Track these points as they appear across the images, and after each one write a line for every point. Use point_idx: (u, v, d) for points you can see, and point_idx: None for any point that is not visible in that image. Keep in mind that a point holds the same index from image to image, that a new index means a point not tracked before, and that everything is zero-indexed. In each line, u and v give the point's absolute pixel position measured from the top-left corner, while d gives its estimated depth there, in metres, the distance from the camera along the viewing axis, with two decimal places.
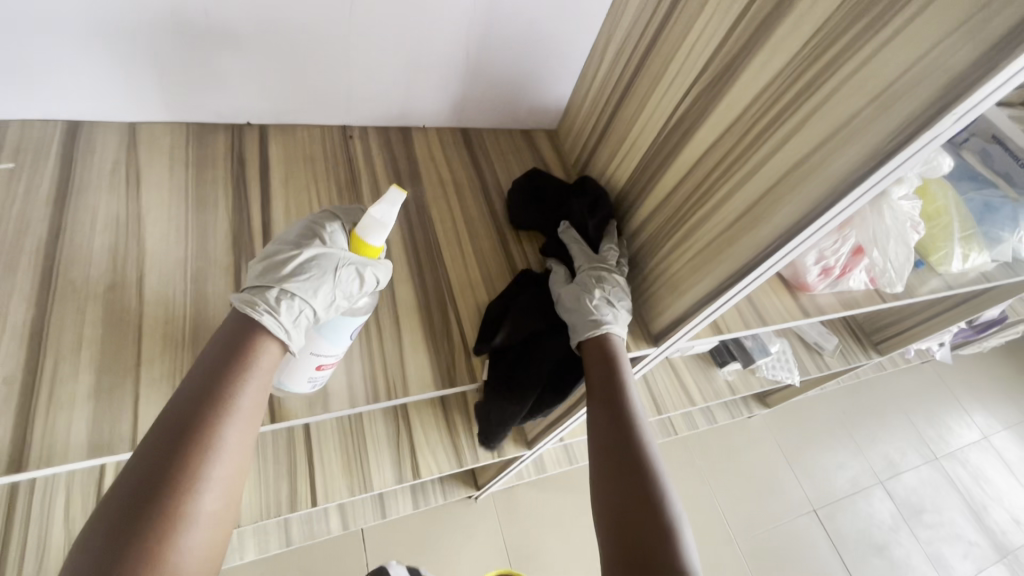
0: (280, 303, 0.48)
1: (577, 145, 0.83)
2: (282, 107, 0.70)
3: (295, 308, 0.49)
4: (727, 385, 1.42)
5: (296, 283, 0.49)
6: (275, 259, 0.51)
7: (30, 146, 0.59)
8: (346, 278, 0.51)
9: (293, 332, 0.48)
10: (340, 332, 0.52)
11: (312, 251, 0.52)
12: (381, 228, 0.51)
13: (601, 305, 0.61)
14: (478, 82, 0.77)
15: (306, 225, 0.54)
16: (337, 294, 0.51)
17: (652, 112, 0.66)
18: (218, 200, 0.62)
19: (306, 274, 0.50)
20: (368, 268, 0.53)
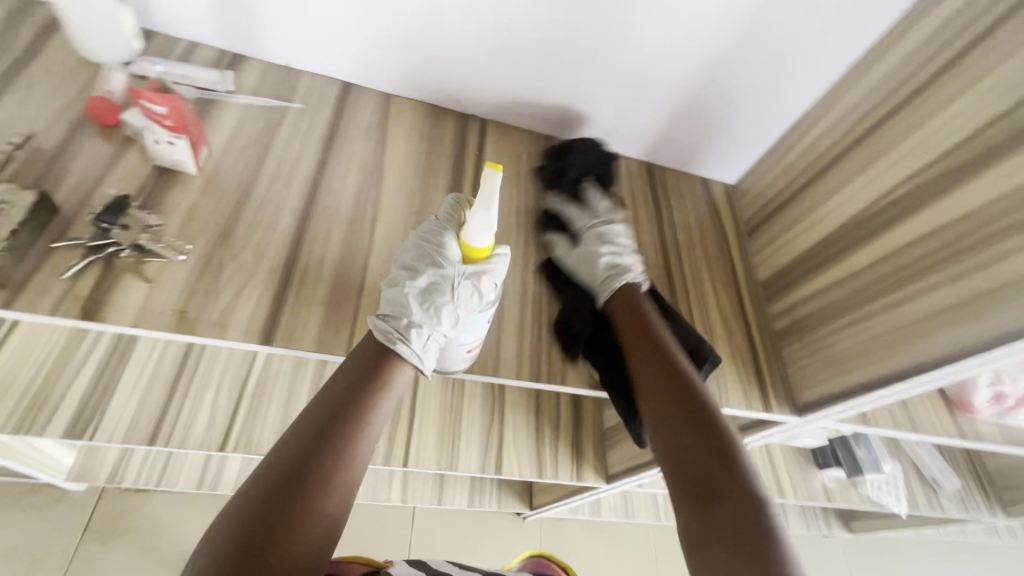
0: (410, 333, 0.51)
1: (755, 207, 0.85)
2: (508, 109, 0.79)
3: (423, 334, 0.52)
4: (823, 491, 1.32)
5: (417, 312, 0.52)
6: (396, 290, 0.54)
7: (316, 94, 0.72)
8: (466, 296, 0.53)
9: (425, 355, 0.52)
10: (476, 333, 0.56)
11: (428, 274, 0.53)
12: (486, 225, 0.52)
13: None
14: (681, 127, 0.82)
15: (420, 242, 0.56)
16: (459, 310, 0.53)
17: (857, 191, 0.67)
18: (441, 173, 0.72)
19: (428, 297, 0.53)
20: (482, 280, 0.54)
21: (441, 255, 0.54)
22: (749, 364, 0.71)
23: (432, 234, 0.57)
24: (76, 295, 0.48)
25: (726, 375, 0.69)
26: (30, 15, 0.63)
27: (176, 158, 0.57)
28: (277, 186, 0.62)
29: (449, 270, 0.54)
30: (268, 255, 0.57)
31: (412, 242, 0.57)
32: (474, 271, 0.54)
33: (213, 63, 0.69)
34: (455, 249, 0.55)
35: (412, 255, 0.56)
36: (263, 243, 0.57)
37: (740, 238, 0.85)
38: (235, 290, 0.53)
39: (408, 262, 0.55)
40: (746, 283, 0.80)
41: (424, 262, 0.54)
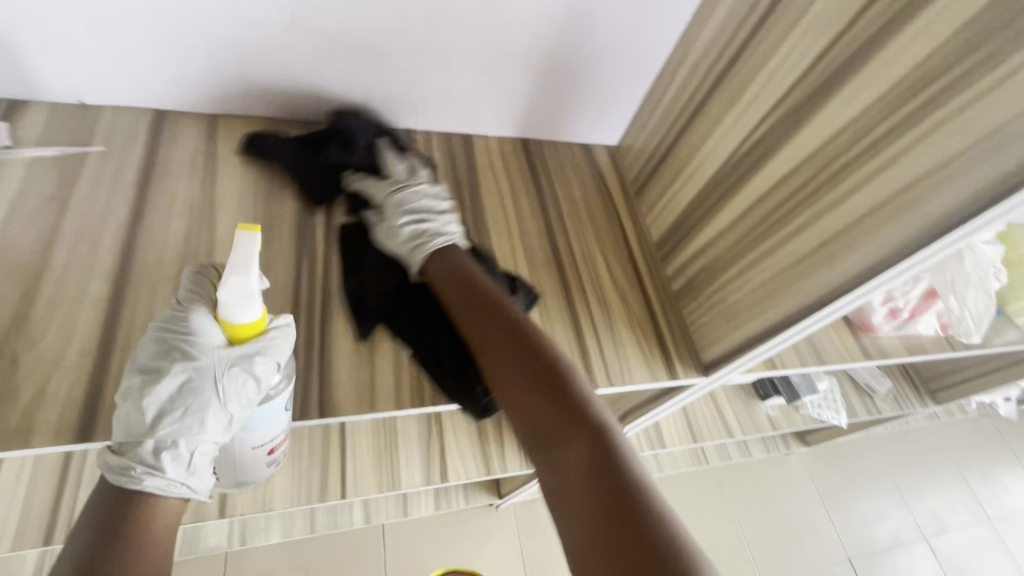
0: (160, 461, 0.43)
1: (638, 165, 0.82)
2: (352, 109, 0.71)
3: (178, 456, 0.44)
4: (768, 420, 1.36)
5: (168, 428, 0.44)
6: (135, 404, 0.44)
7: (119, 132, 0.62)
8: (230, 393, 0.45)
9: (192, 478, 0.45)
10: (265, 426, 0.50)
11: (177, 375, 0.44)
12: (248, 297, 0.43)
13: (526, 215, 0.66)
14: (546, 96, 0.77)
15: (163, 329, 0.46)
16: (229, 407, 0.46)
17: (722, 137, 0.64)
18: (286, 193, 0.64)
19: (179, 407, 0.44)
20: (254, 367, 0.46)
21: (191, 347, 0.45)
22: (650, 333, 0.69)
23: (177, 316, 0.47)
24: None
25: (627, 350, 0.66)
26: None
27: None
28: (79, 251, 0.53)
29: (201, 364, 0.45)
30: (75, 335, 0.49)
31: (155, 327, 0.47)
32: (240, 354, 0.46)
33: None
34: (211, 334, 0.46)
35: (153, 348, 0.46)
36: (68, 322, 0.49)
37: (629, 200, 0.81)
38: (37, 386, 0.46)
39: (150, 361, 0.45)
40: (639, 247, 0.77)
41: (169, 357, 0.45)
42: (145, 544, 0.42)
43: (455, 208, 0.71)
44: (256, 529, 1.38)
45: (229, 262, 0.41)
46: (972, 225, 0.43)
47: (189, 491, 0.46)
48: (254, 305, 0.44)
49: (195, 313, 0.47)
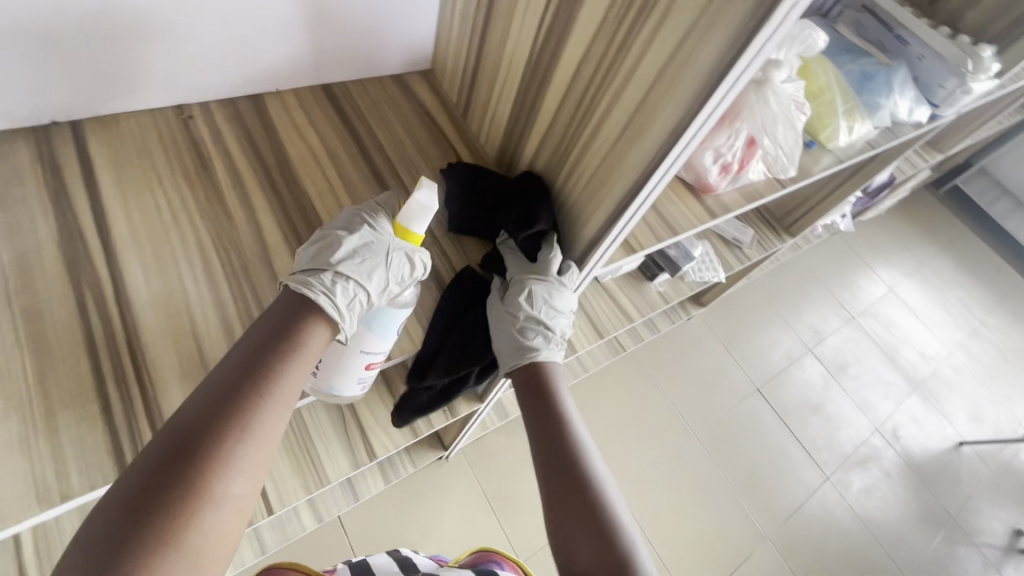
0: (333, 286, 0.50)
1: (456, 83, 0.76)
2: (87, 98, 0.58)
3: (346, 294, 0.51)
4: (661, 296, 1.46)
5: (343, 272, 0.51)
6: (325, 245, 0.53)
7: None
8: (391, 267, 0.54)
9: (347, 316, 0.51)
10: (384, 328, 0.57)
11: (365, 239, 0.54)
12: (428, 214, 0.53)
13: (528, 330, 0.64)
14: (329, 30, 0.67)
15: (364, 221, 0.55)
16: (387, 278, 0.54)
17: (518, 34, 0.60)
18: (35, 221, 0.52)
19: (354, 262, 0.52)
20: (411, 261, 0.56)
21: (372, 230, 0.55)
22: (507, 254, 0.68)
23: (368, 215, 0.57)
24: None
25: None
26: None
27: None
28: None
29: (376, 242, 0.55)
30: None
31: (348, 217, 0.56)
32: (404, 247, 0.55)
33: None
34: (388, 230, 0.56)
35: (345, 222, 0.56)
36: None
37: (458, 124, 0.77)
38: None
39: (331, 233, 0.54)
40: None
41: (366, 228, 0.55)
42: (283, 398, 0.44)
43: (264, 182, 0.62)
44: None
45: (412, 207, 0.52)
46: (743, 63, 0.43)
47: (339, 316, 0.50)
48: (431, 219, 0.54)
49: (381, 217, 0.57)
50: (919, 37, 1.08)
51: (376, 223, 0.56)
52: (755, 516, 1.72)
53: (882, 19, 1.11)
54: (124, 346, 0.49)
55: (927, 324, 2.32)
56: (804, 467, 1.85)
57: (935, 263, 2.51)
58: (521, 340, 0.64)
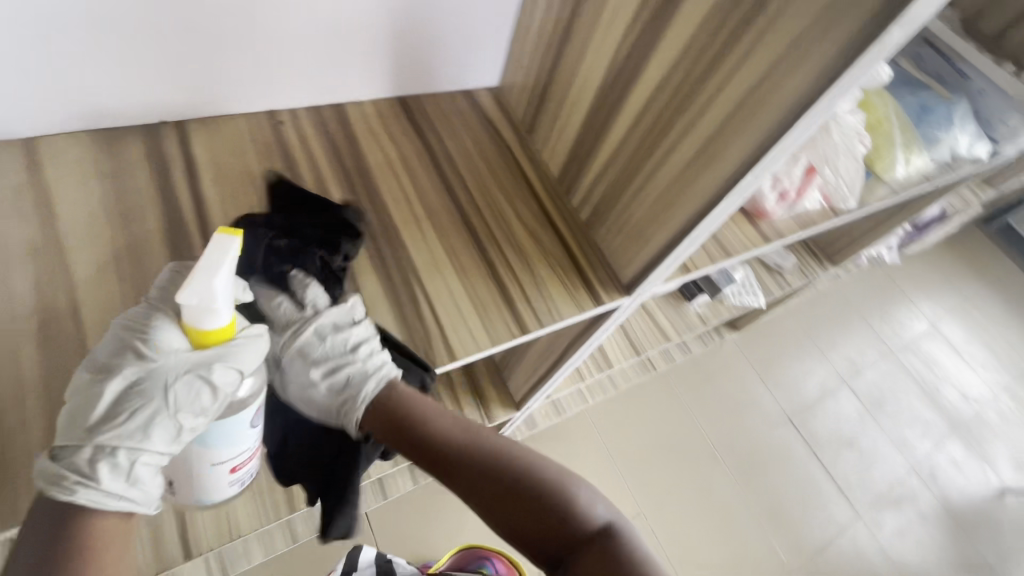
0: (97, 468, 0.39)
1: (523, 100, 0.79)
2: (195, 101, 0.63)
3: (134, 460, 0.41)
4: (699, 318, 1.45)
5: (114, 433, 0.40)
6: (83, 399, 0.41)
7: None
8: (184, 403, 0.41)
9: (129, 490, 0.41)
10: (229, 445, 0.46)
11: (126, 381, 0.41)
12: (204, 316, 0.39)
13: (330, 372, 0.52)
14: (412, 45, 0.71)
15: (144, 335, 0.42)
16: (182, 416, 0.42)
17: (594, 58, 0.63)
18: (146, 211, 0.57)
19: (134, 411, 0.40)
20: (216, 368, 0.42)
21: (150, 353, 0.41)
22: (567, 266, 0.69)
23: (160, 310, 0.43)
24: None
25: (550, 288, 0.67)
26: None
27: None
28: None
29: (154, 364, 0.41)
30: None
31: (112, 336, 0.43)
32: (201, 358, 0.42)
33: None
34: (178, 337, 0.42)
35: (106, 355, 0.42)
36: None
37: (523, 140, 0.80)
38: None
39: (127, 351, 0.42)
40: (542, 185, 0.76)
41: (124, 354, 0.42)
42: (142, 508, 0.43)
43: (344, 186, 0.66)
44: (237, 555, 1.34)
45: (201, 264, 0.37)
46: (824, 101, 0.45)
47: (130, 507, 0.41)
48: (214, 314, 0.40)
49: (157, 319, 0.43)
50: (981, 73, 1.07)
51: (151, 338, 0.42)
52: (782, 549, 1.68)
53: (945, 55, 1.10)
54: None
55: (970, 364, 2.24)
56: (836, 502, 1.80)
57: (982, 302, 2.43)
58: (341, 382, 0.52)
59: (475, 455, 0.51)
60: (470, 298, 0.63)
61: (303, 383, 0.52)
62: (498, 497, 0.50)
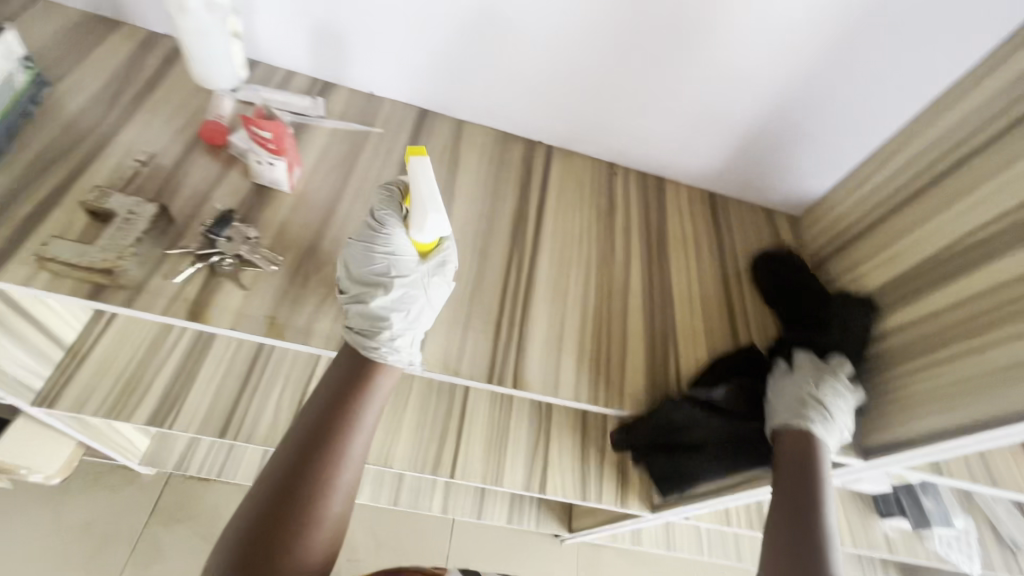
0: (394, 342, 0.55)
1: (823, 238, 0.83)
2: (572, 137, 0.81)
3: (413, 336, 0.57)
4: (886, 541, 1.24)
5: (398, 322, 0.56)
6: (364, 311, 0.56)
7: (395, 119, 0.77)
8: (437, 294, 0.58)
9: (416, 352, 0.57)
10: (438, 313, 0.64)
11: (394, 289, 0.56)
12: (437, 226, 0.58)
13: (813, 404, 0.58)
14: (749, 156, 0.82)
15: (386, 253, 0.57)
16: (434, 301, 0.58)
17: (935, 229, 0.65)
18: (508, 194, 0.75)
19: (407, 307, 0.56)
20: (448, 264, 0.60)
21: (397, 264, 0.57)
22: None
23: (376, 227, 0.58)
24: (185, 297, 0.54)
25: None
26: (153, 45, 0.71)
27: (274, 178, 0.62)
28: (359, 204, 0.67)
29: (404, 270, 0.57)
30: None
31: (357, 258, 0.57)
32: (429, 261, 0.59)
33: (305, 89, 0.75)
34: (404, 243, 0.58)
35: (361, 279, 0.56)
36: None
37: (806, 271, 0.83)
38: (320, 299, 0.58)
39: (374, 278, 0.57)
40: None
41: (380, 265, 0.57)
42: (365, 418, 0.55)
43: (644, 240, 0.77)
44: None
45: (411, 181, 0.56)
46: None
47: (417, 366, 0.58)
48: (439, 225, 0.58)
49: (386, 232, 0.58)
50: None
51: (393, 251, 0.57)
52: None
53: None
54: (521, 299, 0.66)
55: None
56: None
57: None
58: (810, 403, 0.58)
59: (808, 471, 0.55)
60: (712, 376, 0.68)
61: (797, 401, 0.59)
62: (788, 512, 0.54)
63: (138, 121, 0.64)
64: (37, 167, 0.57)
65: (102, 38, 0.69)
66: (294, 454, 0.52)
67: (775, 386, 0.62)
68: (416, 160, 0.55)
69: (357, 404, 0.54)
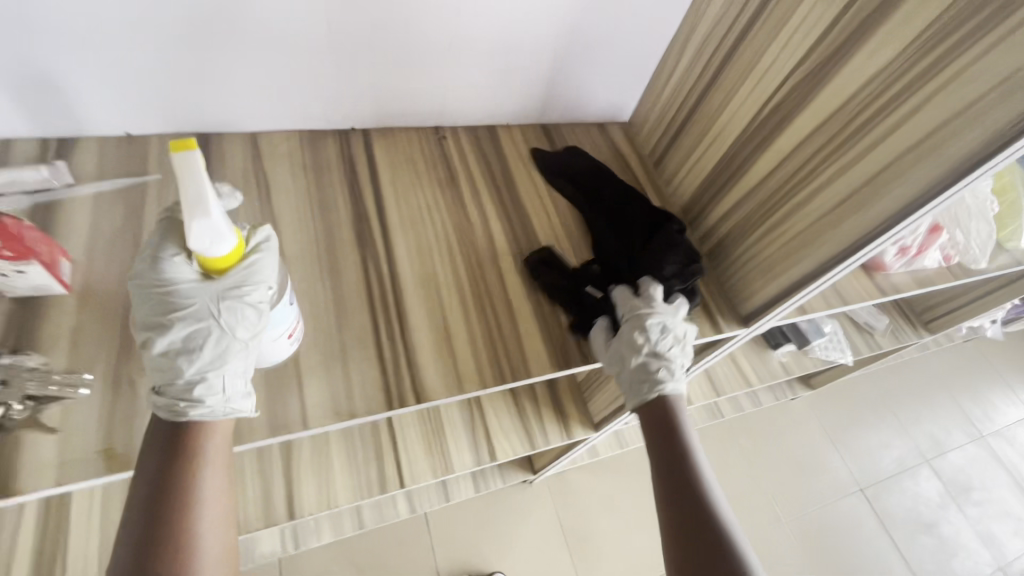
0: (196, 392, 0.47)
1: (655, 137, 0.85)
2: (385, 112, 0.74)
3: (221, 384, 0.48)
4: (781, 366, 1.43)
5: (200, 365, 0.47)
6: None
7: (172, 158, 0.64)
8: (239, 324, 0.48)
9: None
10: (282, 322, 0.52)
11: (183, 324, 0.47)
12: (218, 237, 0.45)
13: (230, 312, 0.48)
14: (563, 79, 0.80)
15: (184, 290, 0.48)
16: None
17: (739, 106, 0.69)
18: (337, 198, 0.67)
19: (200, 344, 0.48)
20: (243, 288, 0.48)
21: (177, 295, 0.48)
22: None
23: None
24: None
25: None
26: None
27: (37, 285, 0.49)
28: None
29: None
30: None
31: (152, 302, 0.48)
32: None
33: (35, 157, 0.60)
34: (186, 267, 0.48)
35: (147, 319, 0.48)
36: None
37: (649, 172, 0.86)
38: None
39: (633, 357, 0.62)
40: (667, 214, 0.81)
41: (191, 304, 0.48)
42: (206, 485, 0.46)
43: (495, 196, 0.74)
44: (308, 533, 1.41)
45: None
46: (1003, 153, 0.48)
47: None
48: (223, 237, 0.45)
49: None
50: None
51: None
52: None
53: None
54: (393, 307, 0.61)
55: None
56: None
57: None
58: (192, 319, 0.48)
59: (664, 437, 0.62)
60: (603, 307, 0.68)
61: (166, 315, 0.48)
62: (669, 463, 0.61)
63: None
64: None
65: None
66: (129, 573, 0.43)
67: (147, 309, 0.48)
68: (178, 161, 0.41)
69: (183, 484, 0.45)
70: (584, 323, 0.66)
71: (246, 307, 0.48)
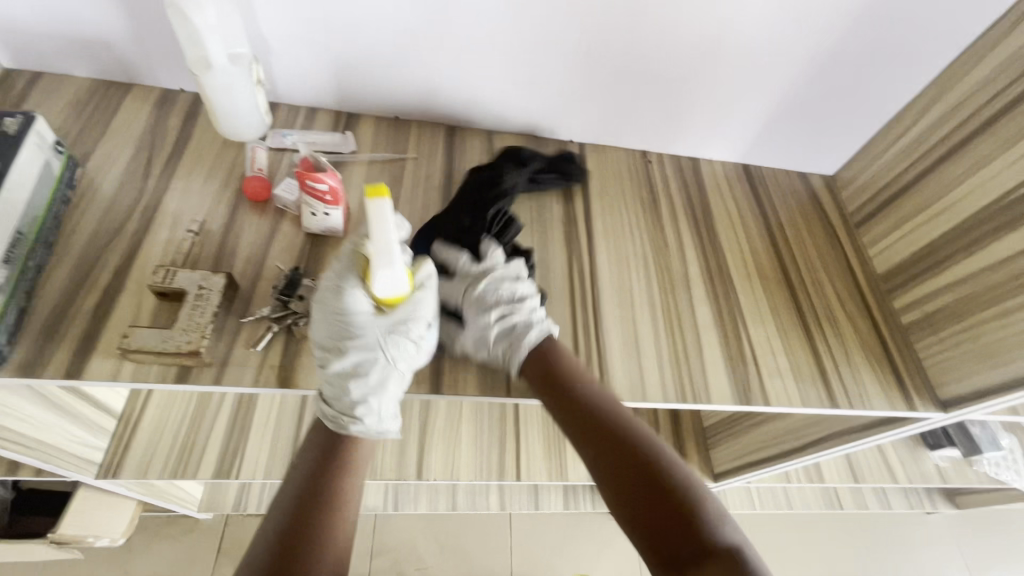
0: (358, 412, 0.52)
1: (864, 197, 0.83)
2: (602, 132, 0.81)
3: (380, 402, 0.53)
4: (936, 472, 1.27)
5: (365, 388, 0.52)
6: None
7: (426, 142, 0.75)
8: (404, 356, 0.54)
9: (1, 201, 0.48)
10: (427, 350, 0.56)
11: (353, 352, 0.52)
12: (400, 277, 0.51)
13: (395, 346, 0.53)
14: (778, 125, 0.81)
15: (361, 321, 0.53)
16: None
17: (985, 180, 0.65)
18: (552, 201, 0.74)
19: (367, 372, 0.53)
20: (410, 323, 0.54)
21: (353, 325, 0.53)
22: (883, 360, 0.70)
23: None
24: (272, 365, 0.53)
25: (863, 375, 0.68)
26: (170, 102, 0.69)
27: (329, 226, 0.61)
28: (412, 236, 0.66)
29: None
30: None
31: (331, 325, 0.52)
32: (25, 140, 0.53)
33: (329, 125, 0.73)
34: (363, 299, 0.53)
35: (325, 342, 0.53)
36: None
37: (849, 231, 0.83)
38: None
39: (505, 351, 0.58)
40: (864, 277, 0.78)
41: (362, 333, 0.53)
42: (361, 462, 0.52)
43: (692, 224, 0.77)
44: (407, 498, 1.51)
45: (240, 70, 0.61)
46: None
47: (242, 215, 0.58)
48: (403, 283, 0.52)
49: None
50: None
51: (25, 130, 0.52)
52: None
53: None
54: (590, 308, 0.66)
55: None
56: None
57: None
58: (360, 344, 0.53)
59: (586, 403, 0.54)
60: (788, 354, 0.67)
61: (334, 333, 0.53)
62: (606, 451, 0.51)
63: (177, 188, 0.62)
64: (88, 256, 0.55)
65: (117, 103, 0.67)
66: (280, 522, 0.47)
67: (318, 329, 0.53)
68: (375, 207, 0.48)
69: (348, 462, 0.51)
70: (768, 365, 0.66)
71: (414, 339, 0.54)
